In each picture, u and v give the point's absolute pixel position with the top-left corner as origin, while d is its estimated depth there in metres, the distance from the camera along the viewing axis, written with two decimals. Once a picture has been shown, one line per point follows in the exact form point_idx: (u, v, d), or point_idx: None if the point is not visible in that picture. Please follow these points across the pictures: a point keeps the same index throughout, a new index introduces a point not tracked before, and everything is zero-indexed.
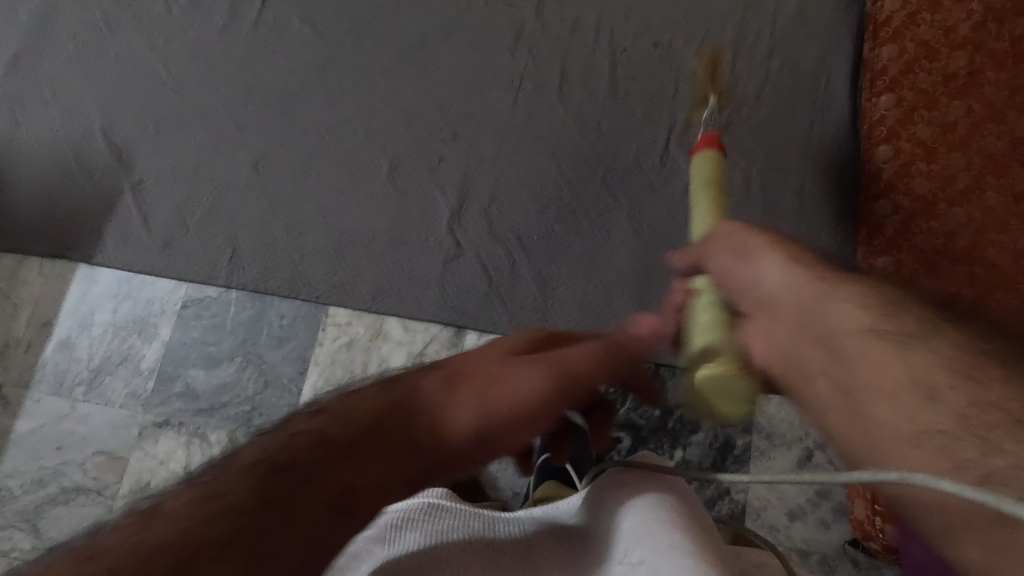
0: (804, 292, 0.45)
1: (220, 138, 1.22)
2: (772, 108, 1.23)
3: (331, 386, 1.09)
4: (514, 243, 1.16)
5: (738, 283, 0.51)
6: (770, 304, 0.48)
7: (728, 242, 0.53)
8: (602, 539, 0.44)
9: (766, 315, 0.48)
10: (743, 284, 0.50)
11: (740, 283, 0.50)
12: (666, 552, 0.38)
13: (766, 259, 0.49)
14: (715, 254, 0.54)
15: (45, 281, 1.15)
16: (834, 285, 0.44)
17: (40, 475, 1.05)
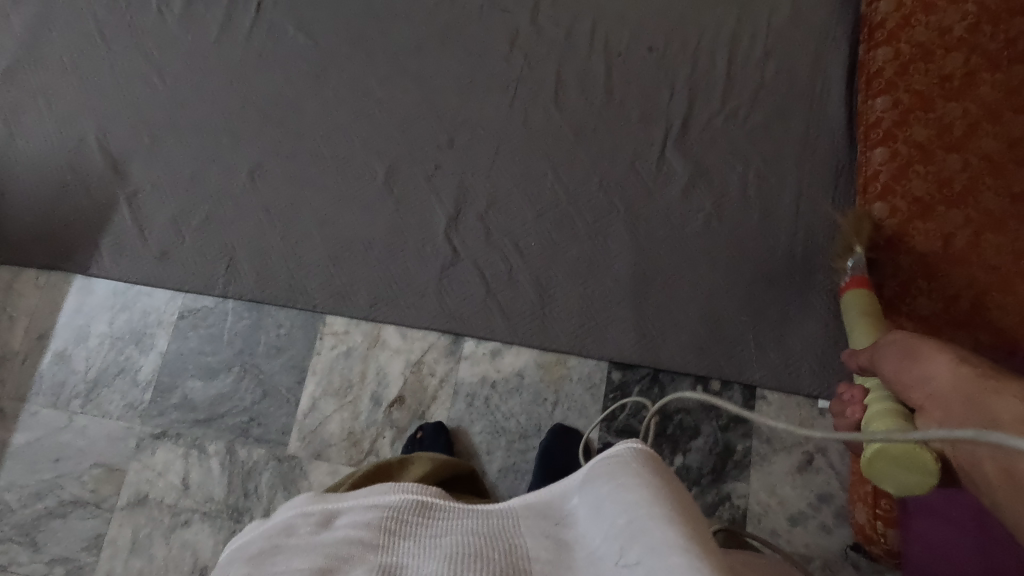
0: (968, 388, 0.48)
1: (216, 147, 1.21)
2: (769, 111, 1.23)
3: (329, 395, 1.09)
4: (511, 249, 1.15)
5: (908, 384, 0.53)
6: (940, 402, 0.50)
7: (896, 346, 0.56)
8: (601, 537, 0.46)
9: (940, 410, 0.50)
10: (915, 382, 0.53)
11: (913, 385, 0.53)
12: (658, 552, 0.41)
13: (936, 359, 0.52)
14: (883, 356, 0.57)
15: (41, 292, 1.14)
16: (1001, 383, 0.47)
17: (38, 487, 1.05)
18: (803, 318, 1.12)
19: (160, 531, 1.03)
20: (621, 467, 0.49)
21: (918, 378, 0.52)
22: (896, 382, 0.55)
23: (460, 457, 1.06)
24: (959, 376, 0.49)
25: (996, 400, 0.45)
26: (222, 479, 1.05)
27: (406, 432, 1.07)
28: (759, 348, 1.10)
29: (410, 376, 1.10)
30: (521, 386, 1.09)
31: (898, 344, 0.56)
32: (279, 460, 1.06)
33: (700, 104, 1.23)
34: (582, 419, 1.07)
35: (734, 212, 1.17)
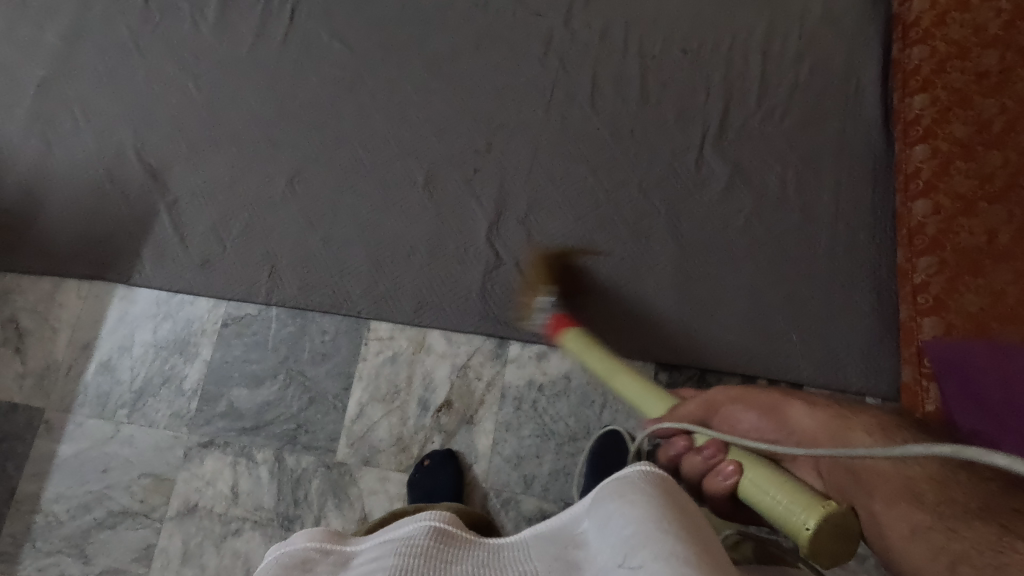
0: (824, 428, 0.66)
1: (255, 154, 1.21)
2: (805, 110, 1.23)
3: (376, 401, 1.09)
4: (554, 252, 1.16)
5: (746, 429, 0.74)
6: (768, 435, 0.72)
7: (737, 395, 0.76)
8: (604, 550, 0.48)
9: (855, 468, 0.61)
10: (745, 429, 0.74)
11: (768, 432, 0.72)
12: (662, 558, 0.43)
13: (794, 408, 0.70)
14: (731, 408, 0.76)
15: (83, 303, 1.14)
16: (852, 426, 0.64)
17: (86, 499, 1.04)
18: (848, 316, 1.12)
19: (211, 540, 1.02)
20: (635, 485, 0.51)
21: (786, 427, 0.70)
22: (750, 431, 0.74)
23: (510, 461, 1.06)
24: (808, 412, 0.69)
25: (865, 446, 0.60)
26: (272, 487, 1.05)
27: (455, 436, 1.07)
28: (805, 346, 1.11)
29: (457, 381, 1.09)
30: (568, 389, 1.09)
31: (740, 401, 0.75)
32: (328, 467, 1.06)
33: (736, 105, 1.24)
34: (631, 421, 1.07)
35: (774, 211, 1.18)
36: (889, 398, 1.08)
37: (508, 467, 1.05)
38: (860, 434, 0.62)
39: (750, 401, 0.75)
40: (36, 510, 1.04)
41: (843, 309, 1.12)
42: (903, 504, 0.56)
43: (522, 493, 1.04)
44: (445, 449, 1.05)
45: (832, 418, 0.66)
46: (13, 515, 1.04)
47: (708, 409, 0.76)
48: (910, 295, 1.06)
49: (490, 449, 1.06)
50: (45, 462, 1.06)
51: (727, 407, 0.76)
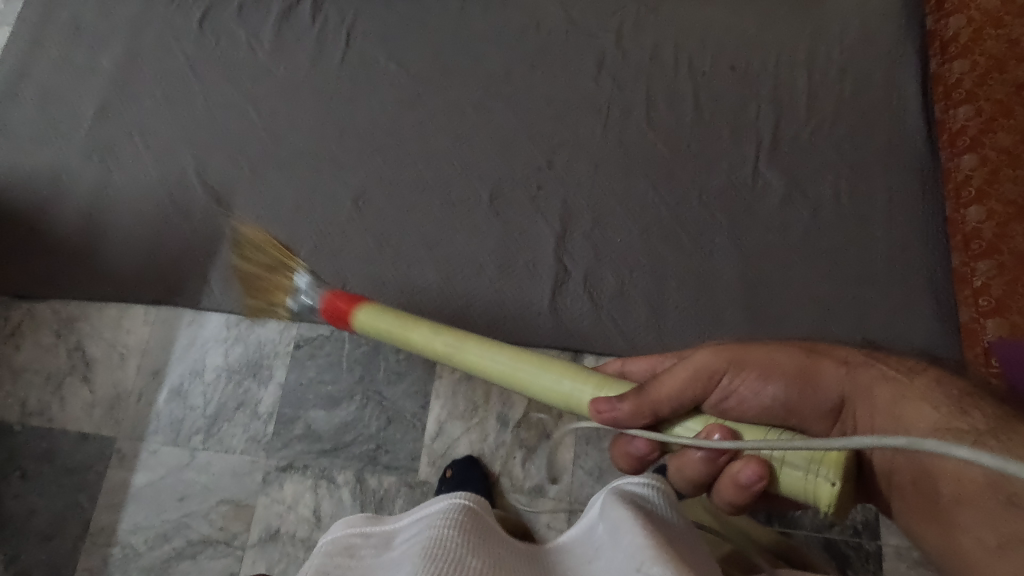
0: (881, 390, 0.56)
1: (318, 176, 1.22)
2: (852, 123, 1.28)
3: (454, 419, 1.09)
4: (621, 266, 1.18)
5: (763, 401, 0.61)
6: (802, 409, 0.61)
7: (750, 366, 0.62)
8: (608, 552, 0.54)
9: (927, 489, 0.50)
10: (757, 404, 0.61)
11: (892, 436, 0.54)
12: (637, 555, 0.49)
13: (917, 405, 0.53)
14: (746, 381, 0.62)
15: (152, 328, 1.13)
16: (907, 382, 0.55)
17: (164, 528, 1.02)
18: (911, 319, 1.15)
19: (295, 566, 1.01)
20: (613, 505, 0.59)
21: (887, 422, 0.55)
22: (760, 401, 0.61)
23: (593, 474, 1.06)
24: (843, 374, 0.60)
25: (911, 407, 0.53)
26: (356, 509, 1.04)
27: (536, 451, 1.07)
28: (872, 351, 1.13)
29: (534, 396, 1.10)
30: None
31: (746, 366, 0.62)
32: (410, 486, 1.05)
33: (786, 119, 1.28)
34: None
35: (831, 220, 1.21)
36: None
37: (591, 479, 1.06)
38: (918, 402, 0.53)
39: (766, 370, 0.61)
40: (112, 542, 1.02)
41: (904, 313, 1.16)
42: (979, 500, 0.44)
43: None
44: (467, 456, 1.05)
45: (875, 382, 0.58)
46: (89, 548, 1.01)
47: (705, 383, 0.61)
48: (970, 297, 1.10)
49: (572, 463, 1.06)
50: (120, 493, 1.04)
51: (732, 377, 0.62)
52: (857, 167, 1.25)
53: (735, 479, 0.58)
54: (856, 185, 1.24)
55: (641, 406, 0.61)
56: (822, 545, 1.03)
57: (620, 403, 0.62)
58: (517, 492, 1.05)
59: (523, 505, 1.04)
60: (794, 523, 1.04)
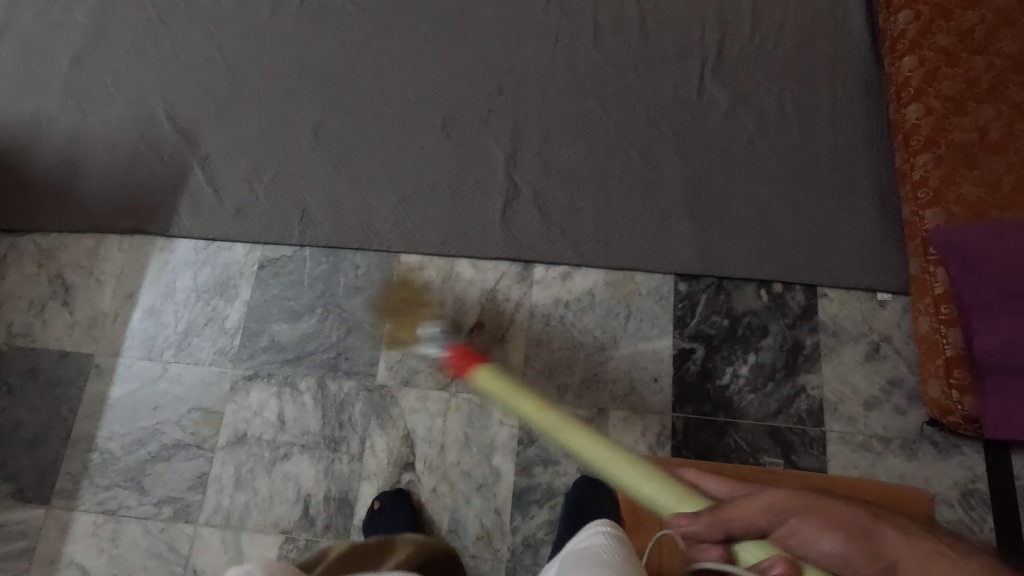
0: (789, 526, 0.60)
1: (278, 110, 1.28)
2: (796, 38, 1.30)
3: (411, 326, 1.14)
4: (571, 181, 1.21)
5: (825, 553, 0.58)
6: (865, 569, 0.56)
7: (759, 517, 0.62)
8: None
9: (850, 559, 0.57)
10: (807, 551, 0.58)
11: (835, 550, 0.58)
12: None
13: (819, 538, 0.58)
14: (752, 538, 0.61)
15: (126, 255, 1.20)
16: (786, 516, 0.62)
17: (140, 434, 1.09)
18: (853, 220, 1.18)
19: (262, 465, 1.07)
20: None
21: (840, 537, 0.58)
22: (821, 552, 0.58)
23: (543, 374, 1.10)
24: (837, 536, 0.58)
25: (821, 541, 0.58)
26: (317, 412, 1.09)
27: (488, 354, 1.12)
28: (815, 251, 1.16)
29: (486, 304, 1.15)
30: (593, 304, 1.14)
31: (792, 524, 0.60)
32: (369, 390, 1.10)
33: (731, 36, 1.31)
34: (655, 329, 1.12)
35: (775, 130, 1.24)
36: (899, 292, 1.13)
37: (542, 378, 1.10)
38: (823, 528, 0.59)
39: (831, 520, 0.58)
40: (92, 448, 1.08)
41: (849, 212, 1.18)
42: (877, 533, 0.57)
43: (557, 402, 1.09)
44: (395, 490, 1.03)
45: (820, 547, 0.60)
46: (70, 454, 1.08)
47: (774, 516, 0.60)
48: (911, 191, 1.10)
49: (523, 363, 1.11)
50: (98, 404, 1.11)
51: (798, 519, 0.60)
52: (802, 79, 1.27)
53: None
54: (801, 96, 1.26)
55: (715, 522, 0.61)
56: (767, 433, 1.06)
57: (695, 521, 0.62)
58: (470, 393, 1.10)
59: (476, 404, 1.09)
60: (739, 413, 1.08)
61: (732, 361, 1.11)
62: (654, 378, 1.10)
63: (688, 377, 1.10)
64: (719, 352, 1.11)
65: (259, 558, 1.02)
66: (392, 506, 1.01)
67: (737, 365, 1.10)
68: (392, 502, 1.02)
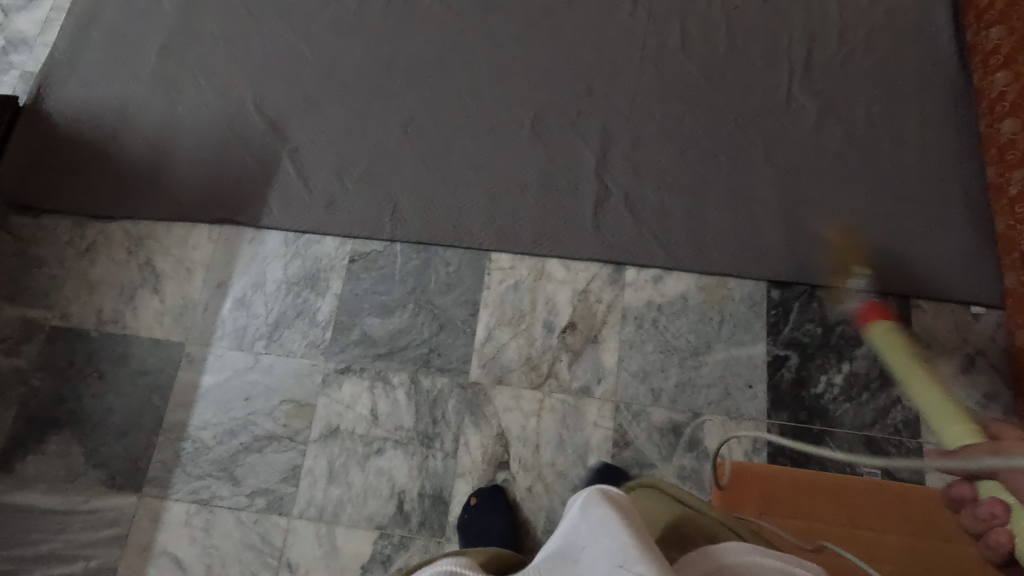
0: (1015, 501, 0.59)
1: (368, 106, 1.28)
2: (884, 50, 1.31)
3: (503, 325, 1.14)
4: (661, 185, 1.21)
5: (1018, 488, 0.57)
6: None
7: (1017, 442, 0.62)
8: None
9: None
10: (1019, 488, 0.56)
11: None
12: None
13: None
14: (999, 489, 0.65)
15: (215, 244, 1.20)
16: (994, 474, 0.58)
17: (232, 425, 1.08)
18: (945, 233, 1.17)
19: (355, 459, 1.06)
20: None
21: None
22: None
23: (636, 376, 1.10)
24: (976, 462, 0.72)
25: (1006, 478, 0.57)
26: (411, 408, 1.09)
27: (582, 354, 1.11)
28: (908, 262, 1.16)
29: (579, 304, 1.15)
30: (686, 308, 1.14)
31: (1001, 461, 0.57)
32: (462, 387, 1.10)
33: (819, 46, 1.31)
34: (749, 335, 1.12)
35: (865, 141, 1.24)
36: (993, 305, 1.13)
37: (636, 381, 1.10)
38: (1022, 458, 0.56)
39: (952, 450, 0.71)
40: (184, 437, 1.08)
41: (941, 225, 1.18)
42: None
43: (652, 405, 1.08)
44: (492, 487, 1.03)
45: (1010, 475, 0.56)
46: (162, 442, 1.08)
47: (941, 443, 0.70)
48: (1007, 206, 1.11)
49: (617, 365, 1.11)
50: (190, 393, 1.10)
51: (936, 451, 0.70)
52: (891, 91, 1.28)
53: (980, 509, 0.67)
54: (890, 107, 1.26)
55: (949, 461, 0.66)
56: (863, 443, 1.06)
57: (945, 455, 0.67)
58: (564, 393, 1.09)
59: (571, 404, 1.09)
60: (834, 422, 1.07)
61: (827, 369, 1.10)
62: (749, 384, 1.09)
63: (782, 384, 1.09)
64: (813, 360, 1.11)
65: (353, 553, 1.01)
66: (490, 501, 1.01)
67: (831, 373, 1.10)
68: (489, 497, 1.02)
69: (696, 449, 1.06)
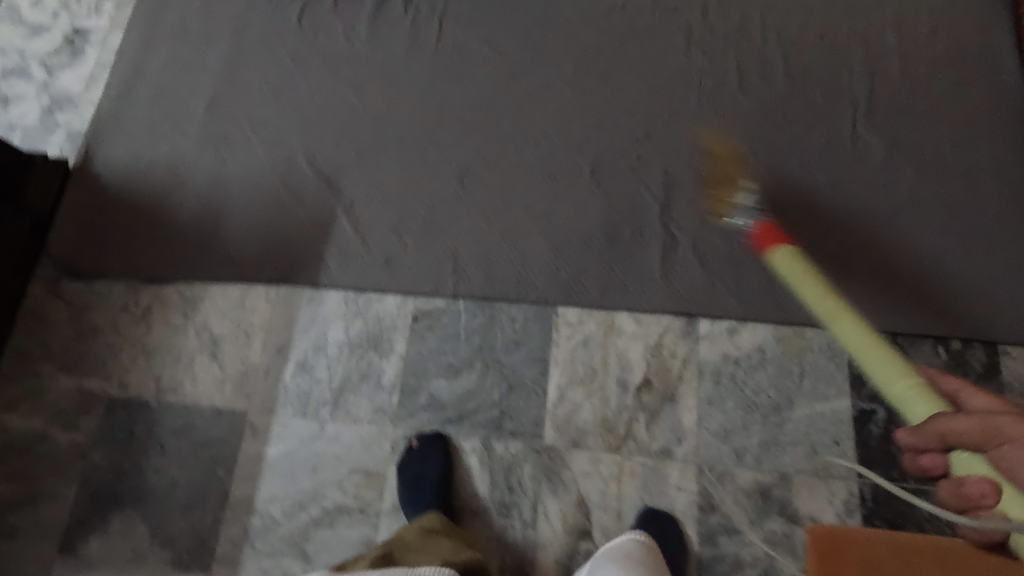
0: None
1: (422, 156, 1.25)
2: (948, 84, 1.27)
3: (575, 384, 1.10)
4: (728, 231, 1.18)
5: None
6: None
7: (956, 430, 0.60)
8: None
9: None
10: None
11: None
12: None
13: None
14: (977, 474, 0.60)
15: (273, 306, 1.17)
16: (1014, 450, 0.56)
17: (300, 498, 1.05)
18: None
19: None
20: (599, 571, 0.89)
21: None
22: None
23: (717, 436, 1.06)
24: None
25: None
26: (484, 476, 1.05)
27: (659, 414, 1.07)
28: (992, 306, 1.11)
29: (652, 360, 1.11)
30: (764, 361, 1.10)
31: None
32: (537, 451, 1.06)
33: (881, 81, 1.28)
34: (831, 389, 1.08)
35: (937, 179, 1.20)
36: None
37: (717, 440, 1.06)
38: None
39: None
40: (252, 512, 1.04)
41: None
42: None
43: (736, 466, 1.04)
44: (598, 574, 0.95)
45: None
46: (229, 518, 1.04)
47: (989, 438, 0.58)
48: None
49: (697, 425, 1.07)
50: (255, 465, 1.07)
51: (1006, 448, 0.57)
52: (961, 124, 1.24)
53: (973, 506, 0.60)
54: (960, 142, 1.23)
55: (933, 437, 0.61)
56: None
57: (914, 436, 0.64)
58: (644, 455, 1.05)
59: (651, 468, 1.04)
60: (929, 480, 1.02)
61: None
62: (836, 441, 1.05)
63: (871, 441, 1.05)
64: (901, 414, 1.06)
65: None
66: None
67: None
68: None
69: (786, 513, 1.01)
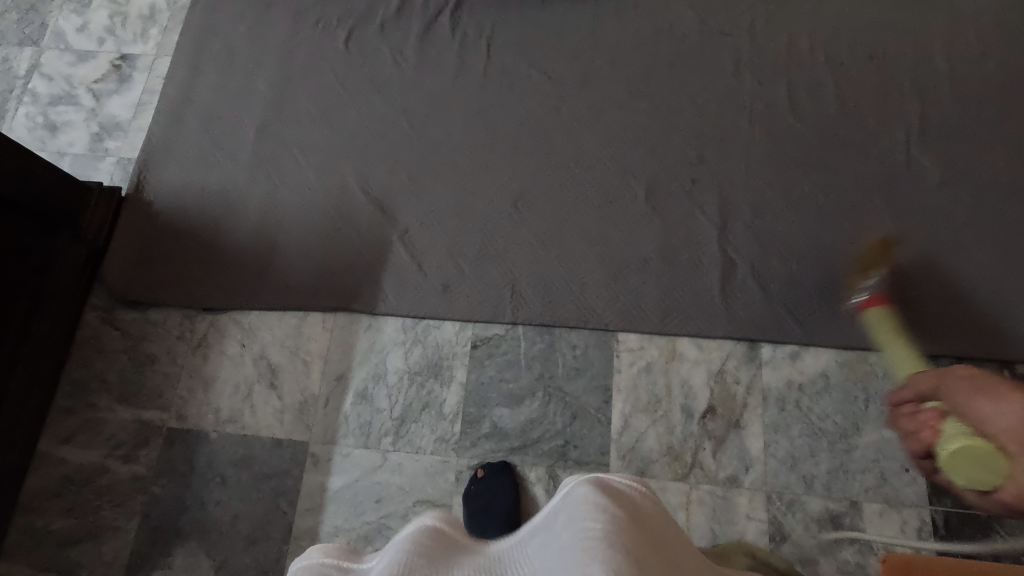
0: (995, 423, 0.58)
1: (475, 181, 1.25)
2: (1002, 104, 1.27)
3: (639, 412, 1.09)
4: (786, 254, 1.17)
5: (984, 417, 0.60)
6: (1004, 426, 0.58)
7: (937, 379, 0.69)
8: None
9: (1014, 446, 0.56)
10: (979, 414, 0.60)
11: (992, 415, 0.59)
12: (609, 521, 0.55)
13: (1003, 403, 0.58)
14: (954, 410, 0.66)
15: (331, 334, 1.16)
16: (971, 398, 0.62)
17: (365, 530, 1.03)
18: None
19: None
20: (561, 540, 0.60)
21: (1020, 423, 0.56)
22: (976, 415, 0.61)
23: (785, 463, 1.05)
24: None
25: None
26: None
27: (725, 441, 1.07)
28: None
29: (716, 387, 1.10)
30: (828, 386, 1.09)
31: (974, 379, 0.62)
32: None
33: (933, 103, 1.28)
34: None
35: (996, 200, 1.20)
36: None
37: (785, 468, 1.05)
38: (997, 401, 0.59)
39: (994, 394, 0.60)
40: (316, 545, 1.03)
41: None
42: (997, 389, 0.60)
43: (805, 494, 1.03)
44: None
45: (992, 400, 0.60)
46: (293, 551, 1.03)
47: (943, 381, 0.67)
48: None
49: (764, 452, 1.06)
50: (318, 496, 1.06)
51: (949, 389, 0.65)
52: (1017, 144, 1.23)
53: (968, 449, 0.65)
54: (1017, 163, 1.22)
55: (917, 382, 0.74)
56: None
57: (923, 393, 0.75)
58: (712, 483, 1.04)
59: (719, 496, 1.03)
60: None
61: None
62: (906, 468, 1.04)
63: None
64: None
65: None
66: None
67: None
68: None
69: (859, 541, 1.00)
